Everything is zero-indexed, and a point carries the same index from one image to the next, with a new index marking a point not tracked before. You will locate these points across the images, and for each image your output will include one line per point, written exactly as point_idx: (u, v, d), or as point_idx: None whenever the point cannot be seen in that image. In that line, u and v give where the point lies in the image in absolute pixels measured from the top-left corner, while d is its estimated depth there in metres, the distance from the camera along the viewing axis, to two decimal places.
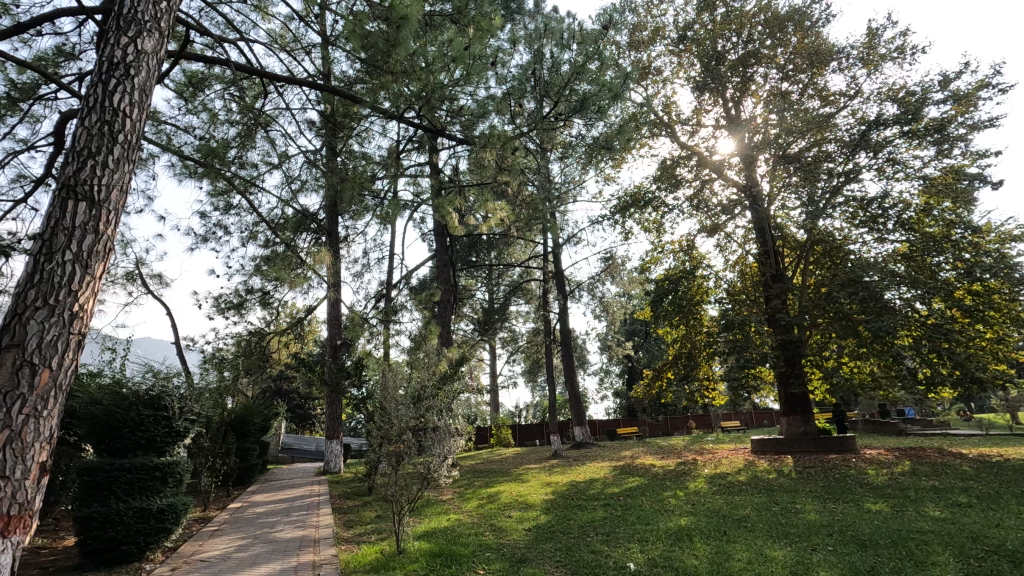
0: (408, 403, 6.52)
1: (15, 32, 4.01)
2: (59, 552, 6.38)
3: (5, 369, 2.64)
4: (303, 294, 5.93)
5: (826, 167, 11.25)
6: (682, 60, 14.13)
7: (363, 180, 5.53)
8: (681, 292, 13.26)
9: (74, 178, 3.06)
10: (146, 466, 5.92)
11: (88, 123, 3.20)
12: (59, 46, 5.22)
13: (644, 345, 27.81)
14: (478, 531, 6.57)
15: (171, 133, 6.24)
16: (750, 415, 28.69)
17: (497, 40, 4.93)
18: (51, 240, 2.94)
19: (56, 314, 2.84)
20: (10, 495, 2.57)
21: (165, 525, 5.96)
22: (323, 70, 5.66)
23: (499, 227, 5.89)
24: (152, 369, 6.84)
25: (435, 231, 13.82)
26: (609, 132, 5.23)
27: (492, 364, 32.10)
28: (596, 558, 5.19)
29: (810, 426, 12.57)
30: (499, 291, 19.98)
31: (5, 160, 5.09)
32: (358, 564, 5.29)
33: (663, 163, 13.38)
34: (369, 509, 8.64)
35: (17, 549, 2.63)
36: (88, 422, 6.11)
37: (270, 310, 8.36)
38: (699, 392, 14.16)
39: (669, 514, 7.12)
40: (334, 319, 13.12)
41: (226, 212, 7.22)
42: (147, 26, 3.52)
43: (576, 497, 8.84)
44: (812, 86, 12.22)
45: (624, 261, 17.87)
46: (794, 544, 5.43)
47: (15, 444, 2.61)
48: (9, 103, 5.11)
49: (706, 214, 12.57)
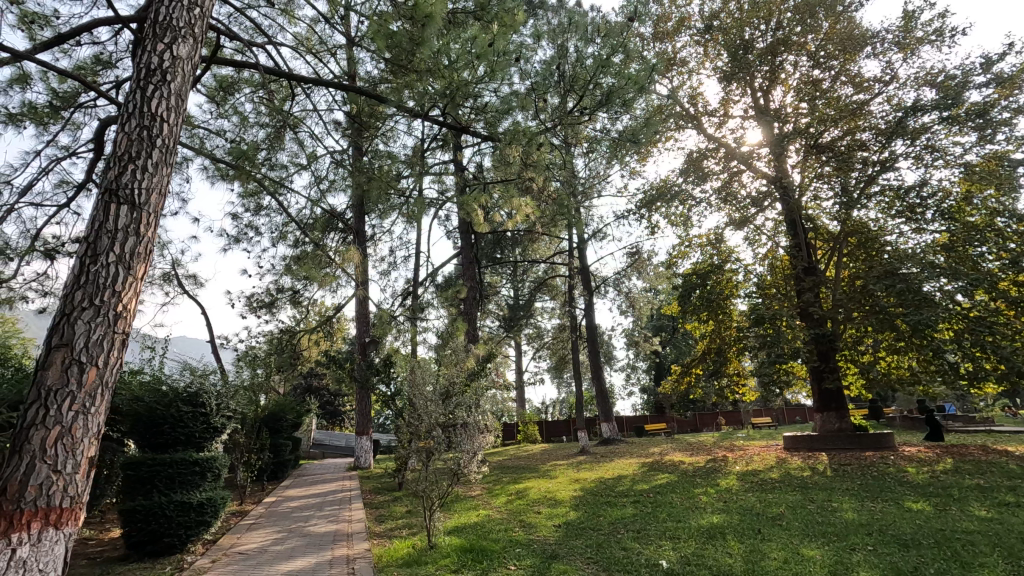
0: (437, 399, 6.61)
1: (55, 42, 4.11)
2: (106, 543, 6.65)
3: (55, 369, 2.76)
4: (332, 293, 6.03)
5: (860, 156, 10.91)
6: (708, 49, 13.86)
7: (389, 179, 5.57)
8: (709, 286, 13.04)
9: (116, 182, 3.16)
10: (186, 461, 6.10)
11: (128, 128, 3.29)
12: (97, 55, 5.41)
13: (672, 341, 27.43)
14: (507, 527, 6.60)
15: (204, 137, 6.42)
16: (782, 412, 28.03)
17: (520, 35, 4.91)
18: (95, 242, 3.04)
19: (101, 314, 2.94)
20: (62, 488, 2.68)
21: (204, 518, 6.14)
22: (348, 71, 5.74)
23: (525, 223, 5.88)
24: (190, 367, 7.06)
25: (460, 229, 13.90)
26: (635, 125, 5.15)
27: (518, 361, 32.28)
28: (628, 556, 5.15)
29: (845, 423, 12.22)
30: (525, 288, 20.03)
31: (49, 167, 5.27)
32: (391, 558, 5.36)
33: (690, 155, 13.17)
34: (400, 504, 8.76)
35: (70, 541, 2.74)
36: (131, 418, 6.33)
37: (301, 308, 8.54)
38: (730, 388, 13.86)
39: (701, 512, 7.00)
40: (362, 318, 13.33)
41: (258, 213, 7.38)
42: (182, 33, 3.61)
43: (606, 493, 8.83)
44: (845, 73, 11.82)
45: (650, 256, 17.69)
46: (832, 544, 5.30)
47: (65, 440, 2.71)
48: (51, 112, 5.30)
49: (735, 206, 12.31)
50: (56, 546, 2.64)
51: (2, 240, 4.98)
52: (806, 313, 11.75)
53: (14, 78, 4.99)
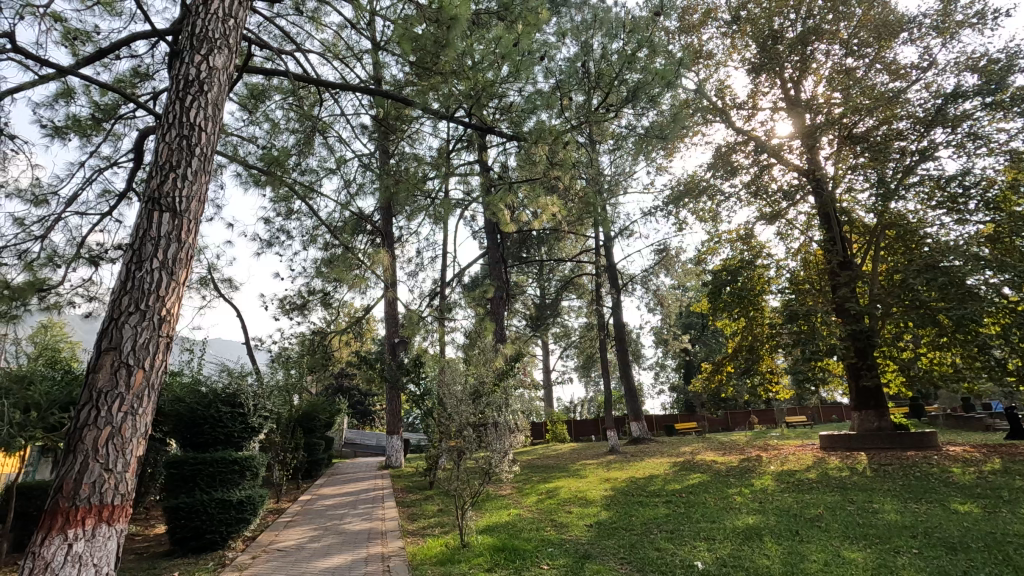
0: (468, 398, 6.65)
1: (96, 57, 4.27)
2: (152, 538, 6.91)
3: (105, 371, 2.87)
4: (362, 294, 6.13)
5: (897, 146, 10.56)
6: (736, 41, 13.59)
7: (416, 180, 5.63)
8: (740, 282, 12.79)
9: (159, 191, 3.27)
10: (225, 459, 6.29)
11: (168, 139, 3.40)
12: (135, 67, 5.60)
13: (702, 338, 27.00)
14: (539, 526, 6.61)
15: (237, 144, 6.59)
16: (817, 411, 27.32)
17: (544, 34, 4.86)
18: (140, 249, 3.15)
19: (146, 318, 3.04)
20: (113, 486, 2.78)
21: (244, 515, 6.31)
22: (374, 75, 5.82)
23: (552, 222, 5.89)
24: (228, 369, 7.28)
25: (487, 229, 13.96)
26: (663, 120, 5.06)
27: (546, 360, 32.29)
28: (662, 556, 5.10)
29: (885, 421, 11.84)
30: (552, 286, 19.98)
31: (92, 176, 5.47)
32: (424, 557, 5.43)
33: (719, 149, 12.93)
34: (432, 503, 8.86)
35: (122, 536, 2.85)
36: (172, 418, 6.56)
37: (331, 310, 8.71)
38: (763, 386, 13.42)
39: (736, 513, 6.86)
40: (392, 318, 13.51)
41: (289, 216, 7.53)
42: (218, 44, 3.71)
43: (638, 493, 8.74)
44: (880, 60, 11.46)
45: (678, 253, 17.47)
46: (875, 545, 5.16)
47: (115, 440, 2.81)
48: (94, 123, 5.51)
49: (766, 201, 12.08)
50: (109, 542, 2.74)
51: (50, 249, 5.18)
52: (842, 308, 11.44)
53: (58, 93, 5.21)
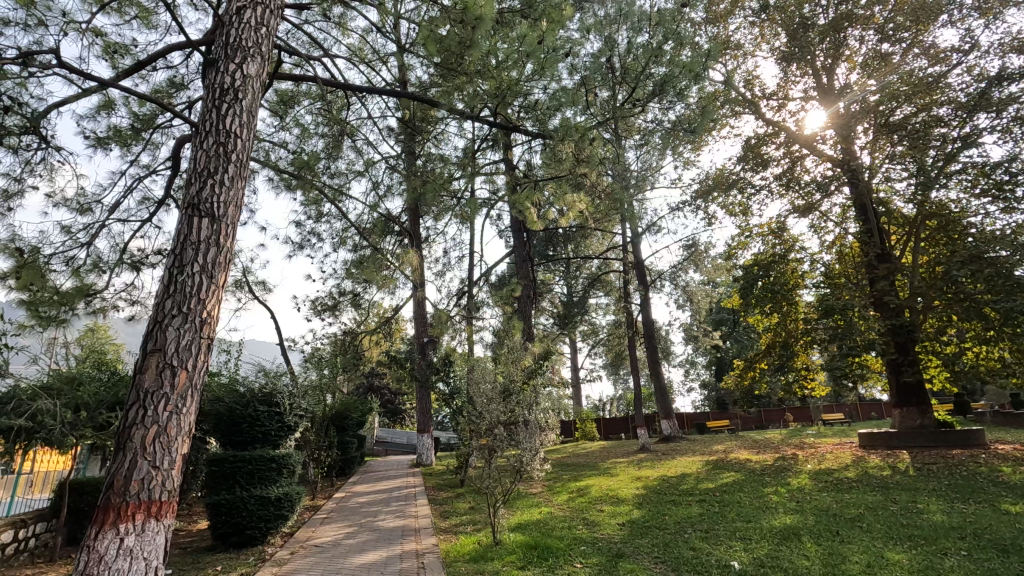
0: (497, 396, 6.68)
1: (136, 69, 4.41)
2: (195, 534, 7.14)
3: (151, 372, 2.97)
4: (391, 295, 6.24)
5: (938, 132, 10.13)
6: (764, 30, 13.27)
7: (442, 181, 5.67)
8: (773, 277, 12.50)
9: (197, 197, 3.37)
10: (263, 457, 6.45)
11: (206, 146, 3.49)
12: (171, 78, 5.79)
13: (733, 335, 26.49)
14: (571, 524, 6.60)
15: (269, 150, 6.75)
16: (855, 408, 26.54)
17: (568, 30, 4.81)
18: (181, 253, 3.25)
19: (188, 320, 3.14)
20: (160, 483, 2.88)
21: (282, 512, 6.47)
22: (400, 78, 5.88)
23: (578, 219, 5.84)
24: (264, 370, 7.49)
25: (513, 227, 13.97)
26: (689, 113, 5.01)
27: (574, 358, 32.19)
28: (697, 556, 5.03)
29: (928, 419, 11.41)
30: (578, 284, 19.85)
31: (133, 185, 5.68)
32: (457, 554, 5.47)
33: (748, 142, 12.66)
34: (463, 501, 8.92)
35: (170, 531, 2.95)
36: (213, 417, 6.77)
37: (362, 310, 8.85)
38: (797, 383, 13.03)
39: (773, 512, 6.69)
40: (420, 318, 13.65)
41: (319, 219, 7.69)
42: (251, 52, 3.80)
43: (670, 492, 8.62)
44: (918, 45, 11.05)
45: (707, 248, 17.19)
46: (921, 547, 4.98)
47: (162, 439, 2.91)
48: (133, 133, 5.72)
49: (799, 193, 11.78)
50: (158, 536, 2.85)
51: (95, 255, 5.39)
52: (881, 302, 11.10)
53: (100, 105, 5.41)
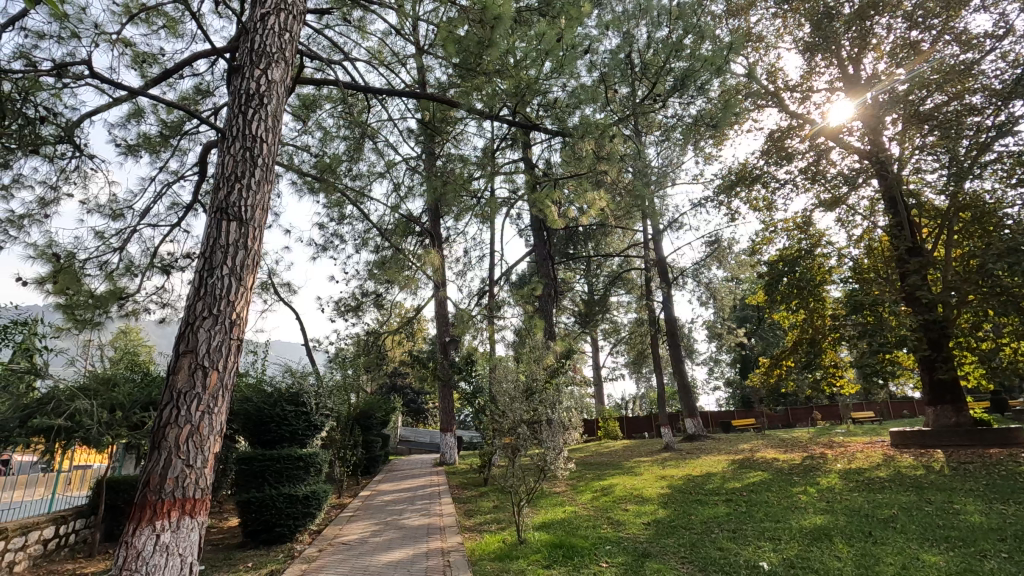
0: (520, 395, 6.68)
1: (163, 77, 4.50)
2: (226, 531, 7.30)
3: (184, 373, 3.05)
4: (414, 294, 6.30)
5: (971, 121, 9.79)
6: (787, 20, 13.00)
7: (462, 181, 5.69)
8: (799, 273, 12.26)
9: (225, 202, 3.44)
10: (290, 456, 6.55)
11: (233, 151, 3.56)
12: (197, 85, 5.93)
13: (758, 331, 26.02)
14: (596, 524, 6.58)
15: (292, 153, 6.86)
16: (887, 406, 25.87)
17: (586, 27, 4.77)
18: (211, 257, 3.32)
19: (218, 322, 3.21)
20: (193, 481, 2.96)
21: (310, 510, 6.58)
22: (419, 79, 5.93)
23: (599, 217, 5.79)
24: (290, 370, 7.63)
25: (533, 226, 13.95)
26: (711, 107, 4.93)
27: (596, 357, 32.04)
28: (725, 556, 4.97)
29: (964, 417, 11.03)
30: (599, 282, 19.74)
31: (162, 190, 5.83)
32: (482, 553, 5.49)
33: (772, 135, 12.43)
34: (487, 500, 8.94)
35: (203, 528, 3.02)
36: (241, 417, 6.90)
37: (385, 311, 8.94)
38: (826, 381, 12.76)
39: (802, 512, 6.57)
40: (442, 318, 13.73)
41: (341, 221, 7.79)
42: (275, 58, 3.87)
43: (696, 491, 8.52)
44: (949, 31, 10.70)
45: (731, 244, 16.94)
46: (959, 549, 4.83)
47: (195, 438, 2.98)
48: (162, 140, 5.87)
49: (825, 186, 11.51)
50: (192, 533, 2.92)
51: (127, 259, 5.55)
52: (912, 297, 10.79)
53: (130, 113, 5.56)
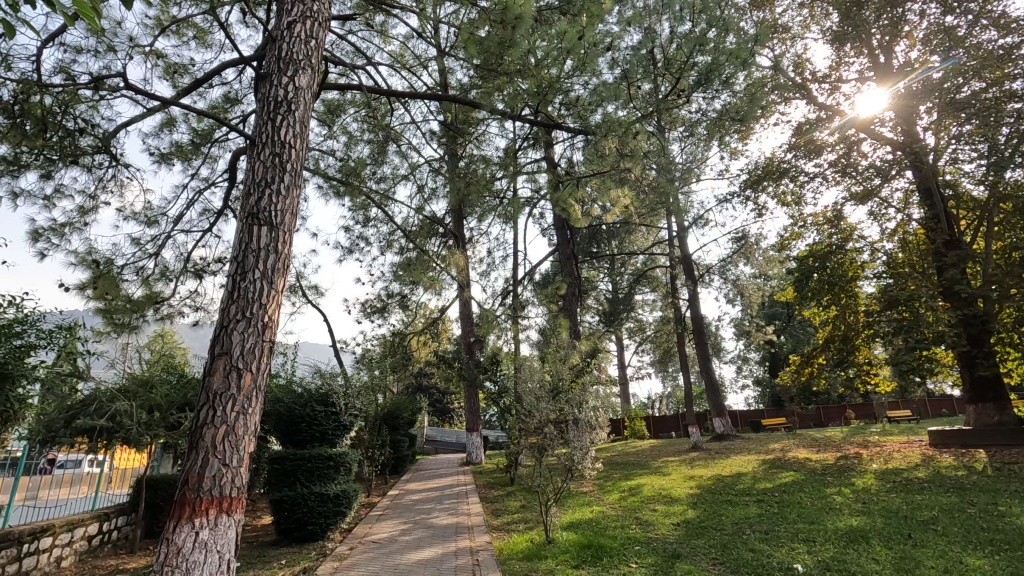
0: (546, 395, 6.68)
1: (194, 87, 4.61)
2: (261, 529, 7.47)
3: (219, 374, 3.12)
4: (439, 295, 6.34)
5: (1011, 108, 9.41)
6: (814, 10, 12.69)
7: (485, 181, 5.71)
8: (830, 268, 11.96)
9: (256, 206, 3.51)
10: (321, 456, 6.68)
11: (263, 157, 3.64)
12: (226, 94, 6.08)
13: (787, 329, 25.44)
14: (625, 524, 6.53)
15: (318, 158, 6.97)
16: (924, 404, 25.04)
17: (608, 25, 4.74)
18: (243, 261, 3.40)
19: (251, 325, 3.28)
20: (230, 480, 3.03)
21: (341, 508, 6.69)
22: (441, 82, 5.97)
23: (623, 215, 5.74)
24: (319, 371, 7.77)
25: (556, 225, 13.90)
26: (736, 101, 4.84)
27: (621, 356, 31.79)
28: (758, 558, 4.88)
29: (1007, 415, 10.58)
30: (624, 280, 19.57)
31: (195, 197, 6.00)
32: (511, 552, 5.50)
33: (799, 128, 12.15)
34: (514, 499, 8.97)
35: (240, 526, 3.09)
36: (273, 417, 7.06)
37: (410, 311, 9.02)
38: (859, 378, 12.43)
39: (837, 514, 6.42)
40: (467, 318, 13.80)
41: (367, 224, 7.89)
42: (302, 64, 3.94)
43: (726, 491, 8.39)
44: (986, 15, 10.29)
45: (758, 240, 16.63)
46: (1005, 553, 4.65)
47: (230, 438, 3.05)
48: (194, 148, 6.03)
49: (856, 179, 11.20)
50: (229, 530, 2.99)
51: (162, 265, 5.72)
52: (951, 291, 10.43)
53: (163, 123, 5.74)
